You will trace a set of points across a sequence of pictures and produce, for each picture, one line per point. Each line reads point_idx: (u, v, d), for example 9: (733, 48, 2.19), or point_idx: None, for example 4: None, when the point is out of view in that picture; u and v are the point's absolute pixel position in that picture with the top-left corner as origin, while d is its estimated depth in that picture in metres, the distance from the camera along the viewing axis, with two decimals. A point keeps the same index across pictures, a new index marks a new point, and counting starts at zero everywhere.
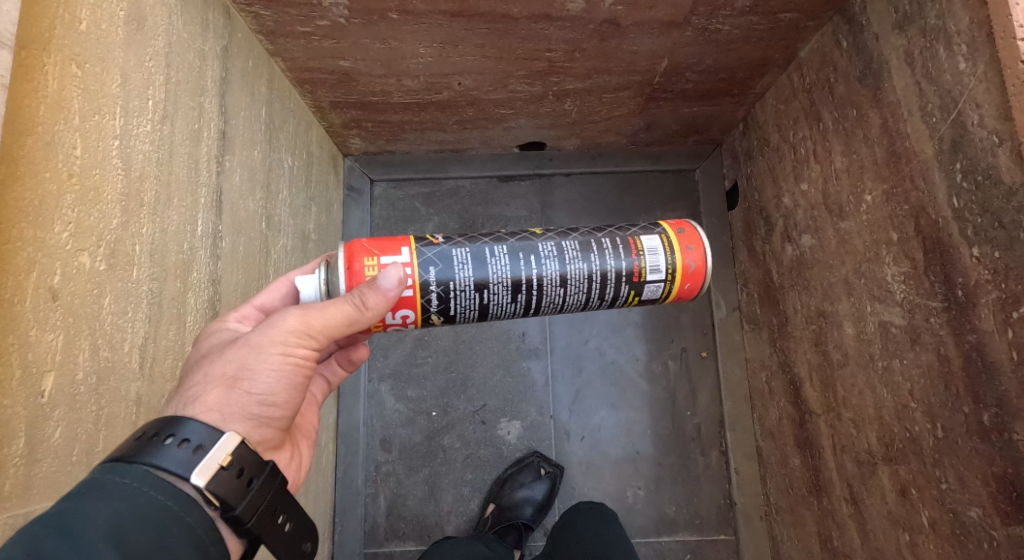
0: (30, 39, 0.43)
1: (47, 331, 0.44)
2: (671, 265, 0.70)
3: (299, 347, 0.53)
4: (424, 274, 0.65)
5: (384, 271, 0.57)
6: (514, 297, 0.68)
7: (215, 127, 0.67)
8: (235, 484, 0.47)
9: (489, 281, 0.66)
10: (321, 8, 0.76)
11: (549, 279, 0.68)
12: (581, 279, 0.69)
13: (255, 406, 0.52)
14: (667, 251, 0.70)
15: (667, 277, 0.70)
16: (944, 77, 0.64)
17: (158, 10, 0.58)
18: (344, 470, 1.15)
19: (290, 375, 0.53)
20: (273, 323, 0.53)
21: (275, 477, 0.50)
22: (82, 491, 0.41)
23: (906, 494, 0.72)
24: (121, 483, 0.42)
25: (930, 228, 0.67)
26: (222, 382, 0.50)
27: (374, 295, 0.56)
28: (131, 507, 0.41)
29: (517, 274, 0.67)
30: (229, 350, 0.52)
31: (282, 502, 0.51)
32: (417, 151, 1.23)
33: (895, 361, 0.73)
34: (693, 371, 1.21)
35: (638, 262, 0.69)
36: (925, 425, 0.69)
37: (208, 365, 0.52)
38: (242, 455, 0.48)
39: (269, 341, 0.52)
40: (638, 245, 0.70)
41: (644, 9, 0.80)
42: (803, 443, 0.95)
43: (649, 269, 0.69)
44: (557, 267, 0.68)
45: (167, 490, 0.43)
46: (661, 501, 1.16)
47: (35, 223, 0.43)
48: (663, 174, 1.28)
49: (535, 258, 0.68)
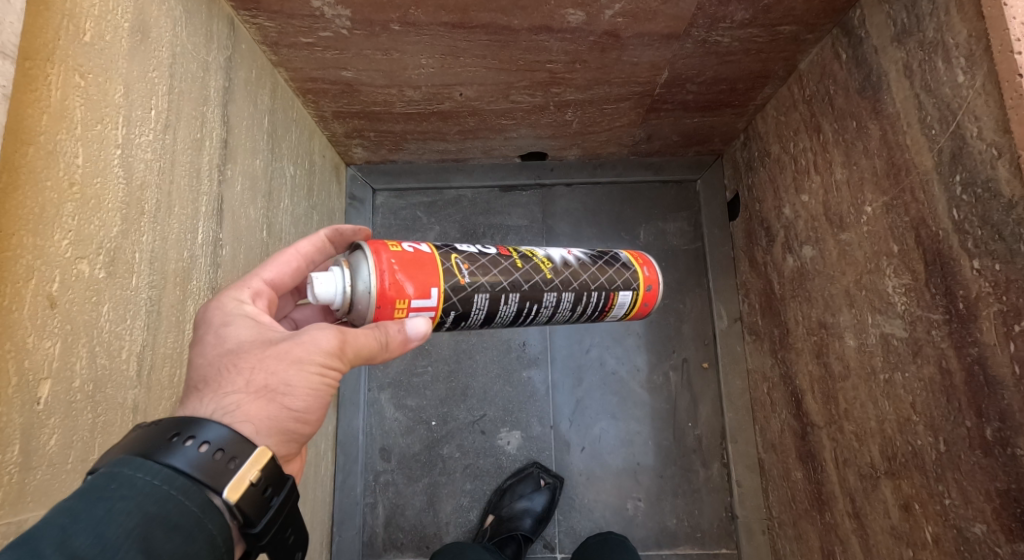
0: (32, 50, 0.44)
1: (45, 338, 0.44)
2: (631, 304, 0.80)
3: (335, 367, 0.53)
4: (444, 317, 0.67)
5: (413, 318, 0.60)
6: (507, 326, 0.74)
7: (218, 137, 0.68)
8: (256, 500, 0.46)
9: (493, 319, 0.72)
10: (324, 19, 0.77)
11: (541, 316, 0.75)
12: (562, 317, 0.77)
13: (290, 421, 0.51)
14: (632, 297, 0.80)
15: (626, 312, 0.81)
16: (943, 90, 0.64)
17: (163, 22, 0.58)
18: (343, 480, 1.14)
19: (324, 394, 0.52)
20: (312, 338, 0.52)
21: (291, 494, 0.50)
22: (113, 487, 0.41)
23: (909, 509, 0.71)
24: (152, 484, 0.42)
25: (930, 240, 0.67)
26: (262, 393, 0.49)
27: (396, 334, 0.58)
28: (160, 511, 0.41)
29: (518, 314, 0.73)
30: (270, 359, 0.51)
31: (293, 516, 0.51)
32: (419, 161, 1.24)
33: (896, 374, 0.73)
34: (695, 382, 1.21)
35: (611, 304, 0.79)
36: (927, 438, 0.68)
37: (247, 370, 0.50)
38: (271, 472, 0.48)
39: (308, 358, 0.51)
40: (613, 301, 0.79)
41: (644, 22, 0.81)
42: (805, 456, 0.94)
43: (616, 309, 0.80)
44: (551, 311, 0.75)
45: (195, 498, 0.43)
46: (662, 513, 1.15)
47: (34, 230, 0.43)
48: (665, 185, 1.29)
49: (538, 306, 0.73)
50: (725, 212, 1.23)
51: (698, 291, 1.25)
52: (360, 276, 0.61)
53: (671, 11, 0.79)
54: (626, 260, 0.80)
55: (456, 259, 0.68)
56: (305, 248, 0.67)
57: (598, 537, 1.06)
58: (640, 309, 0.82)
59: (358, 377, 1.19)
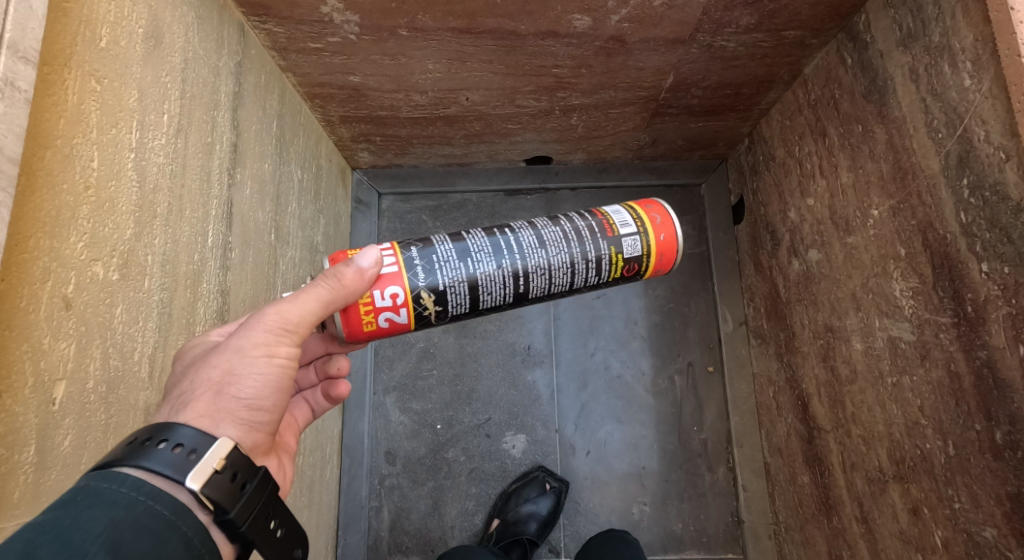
0: (51, 55, 0.44)
1: (60, 339, 0.44)
2: (638, 218, 0.74)
3: (280, 346, 0.53)
4: (406, 251, 0.66)
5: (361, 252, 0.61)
6: (503, 276, 0.68)
7: (228, 141, 0.68)
8: (229, 488, 0.46)
9: (469, 251, 0.68)
10: (332, 25, 0.78)
11: (527, 241, 0.70)
12: (558, 240, 0.70)
13: (244, 411, 0.51)
14: (629, 210, 0.74)
15: (639, 228, 0.73)
16: (949, 93, 0.65)
17: (175, 28, 0.59)
18: (348, 483, 1.14)
19: (276, 378, 0.53)
20: (247, 327, 0.53)
21: (267, 482, 0.49)
22: (80, 498, 0.40)
23: (918, 513, 0.71)
24: (119, 492, 0.41)
25: (938, 243, 0.67)
26: (208, 389, 0.50)
27: (349, 272, 0.59)
28: (129, 516, 0.40)
29: (496, 240, 0.69)
30: (213, 356, 0.51)
31: (274, 507, 0.50)
32: (425, 165, 1.24)
33: (904, 378, 0.72)
34: (700, 386, 1.21)
35: (608, 222, 0.73)
36: (936, 442, 0.68)
37: (195, 373, 0.51)
38: (236, 459, 0.47)
39: (251, 343, 0.52)
40: (600, 210, 0.74)
41: (650, 26, 0.81)
42: (811, 459, 0.94)
43: (620, 224, 0.73)
44: (532, 233, 0.71)
45: (164, 501, 0.42)
46: (667, 518, 1.15)
47: (51, 233, 0.44)
48: (669, 189, 1.29)
49: (511, 229, 0.71)
50: (731, 216, 1.23)
51: (703, 295, 1.25)
52: None
53: (677, 16, 0.79)
54: None
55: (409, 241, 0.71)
56: None
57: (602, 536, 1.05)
58: (654, 221, 0.74)
59: (364, 380, 1.18)
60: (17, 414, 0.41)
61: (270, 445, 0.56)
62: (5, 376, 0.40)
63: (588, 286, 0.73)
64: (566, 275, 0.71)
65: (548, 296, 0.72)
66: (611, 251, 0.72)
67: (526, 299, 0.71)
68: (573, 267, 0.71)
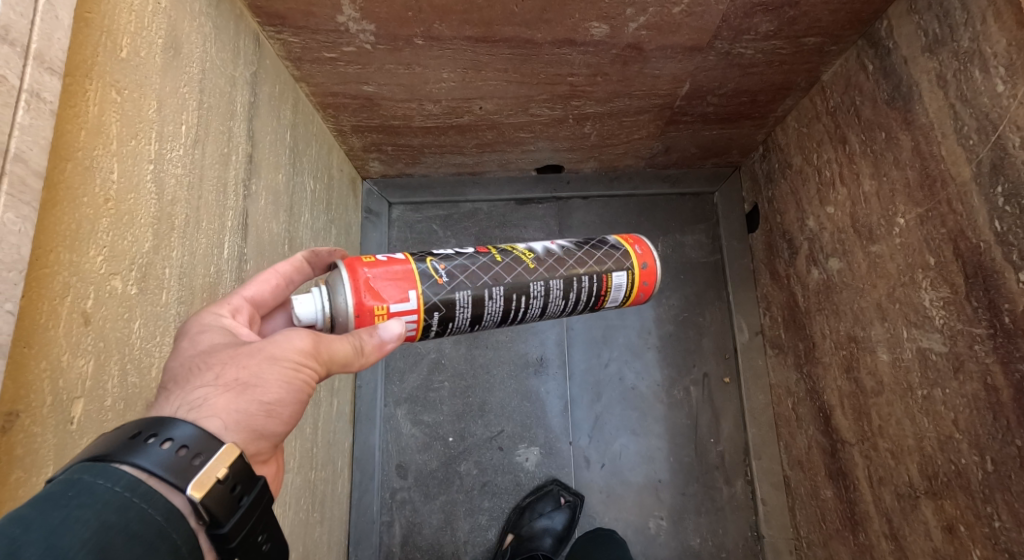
0: (75, 66, 0.44)
1: (79, 356, 0.43)
2: (626, 296, 0.76)
3: (308, 369, 0.50)
4: (428, 318, 0.64)
5: (387, 323, 0.58)
6: (498, 325, 0.71)
7: (243, 151, 0.67)
8: (226, 499, 0.43)
9: (483, 316, 0.68)
10: (348, 34, 0.77)
11: (532, 311, 0.71)
12: (556, 311, 0.73)
13: (261, 416, 0.48)
14: (628, 286, 0.75)
15: (619, 303, 0.77)
16: (981, 100, 0.64)
17: (194, 38, 0.58)
18: (359, 498, 1.11)
19: (297, 394, 0.50)
20: (285, 335, 0.50)
21: (264, 494, 0.46)
22: (70, 495, 0.37)
23: (953, 531, 0.69)
24: (112, 491, 0.38)
25: (971, 252, 0.65)
26: (232, 387, 0.47)
27: (371, 341, 0.56)
28: (121, 520, 0.37)
29: (508, 307, 0.69)
30: (244, 354, 0.48)
31: (266, 520, 0.47)
32: (436, 175, 1.23)
33: (936, 390, 0.71)
34: (716, 397, 1.19)
35: (604, 296, 0.74)
36: (973, 457, 0.66)
37: (219, 365, 0.48)
38: (239, 469, 0.44)
39: (284, 351, 0.49)
40: (608, 283, 0.73)
41: (667, 34, 0.81)
42: (835, 473, 0.92)
43: (610, 299, 0.75)
44: (540, 302, 0.70)
45: (159, 506, 0.39)
46: (685, 533, 1.13)
47: (71, 247, 0.43)
48: (681, 198, 1.28)
49: (526, 298, 0.69)
50: (745, 225, 1.21)
51: (718, 304, 1.23)
52: (337, 292, 0.60)
53: (696, 23, 0.78)
54: (615, 243, 0.75)
55: (432, 261, 0.65)
56: (284, 268, 0.63)
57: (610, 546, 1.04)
58: (635, 299, 0.77)
59: (375, 392, 1.17)
60: (35, 434, 0.40)
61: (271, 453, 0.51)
62: (24, 395, 0.39)
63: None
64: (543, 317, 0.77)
65: None
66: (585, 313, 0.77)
67: None
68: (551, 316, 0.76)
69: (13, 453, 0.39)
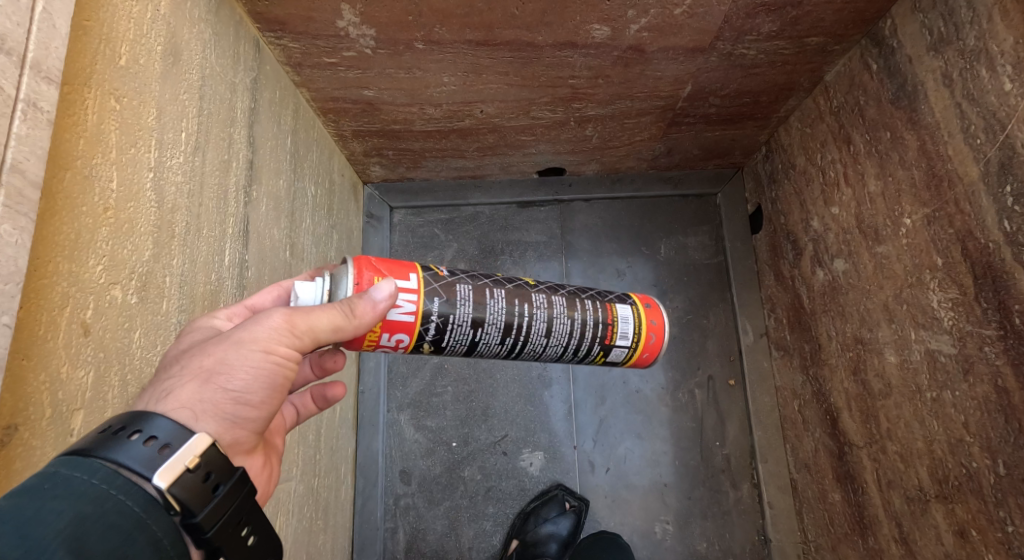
0: (73, 75, 0.43)
1: (78, 367, 0.43)
2: (637, 335, 0.74)
3: (279, 353, 0.49)
4: (429, 302, 0.63)
5: (378, 284, 0.55)
6: (503, 338, 0.67)
7: (244, 158, 0.67)
8: (199, 489, 0.41)
9: (485, 318, 0.66)
10: (348, 39, 0.77)
11: (537, 328, 0.69)
12: (563, 336, 0.70)
13: (230, 404, 0.47)
14: (636, 321, 0.74)
15: (631, 345, 0.74)
16: (988, 98, 0.64)
17: (193, 45, 0.58)
18: (362, 504, 1.11)
19: (269, 379, 0.49)
20: (254, 322, 0.49)
21: (244, 484, 0.45)
22: (47, 487, 0.36)
23: (965, 535, 0.68)
24: (90, 483, 0.38)
25: (979, 253, 0.65)
26: (197, 376, 0.46)
27: (363, 304, 0.54)
28: (97, 511, 0.37)
29: (511, 316, 0.67)
30: (212, 345, 0.48)
31: (248, 512, 0.45)
32: (438, 179, 1.22)
33: (945, 393, 0.70)
34: (721, 400, 1.18)
35: (611, 325, 0.72)
36: (984, 460, 0.65)
37: (186, 358, 0.47)
38: (211, 458, 0.43)
39: (252, 338, 0.48)
40: (613, 311, 0.73)
41: (669, 36, 0.80)
42: (843, 476, 0.91)
43: (619, 333, 0.73)
44: (545, 319, 0.69)
45: (135, 496, 0.39)
46: (691, 537, 1.12)
47: (70, 256, 0.42)
48: (684, 199, 1.27)
49: (529, 307, 0.68)
50: (748, 225, 1.20)
51: (722, 306, 1.22)
52: (339, 284, 0.59)
53: (697, 25, 0.78)
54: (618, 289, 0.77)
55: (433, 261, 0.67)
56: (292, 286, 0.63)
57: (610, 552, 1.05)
58: (647, 342, 0.75)
59: (377, 398, 1.16)
60: (35, 447, 0.40)
61: (254, 446, 0.52)
62: (23, 408, 0.39)
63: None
64: (549, 360, 0.73)
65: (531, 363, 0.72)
66: (597, 353, 0.73)
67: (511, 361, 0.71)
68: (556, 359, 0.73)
69: (11, 467, 0.38)
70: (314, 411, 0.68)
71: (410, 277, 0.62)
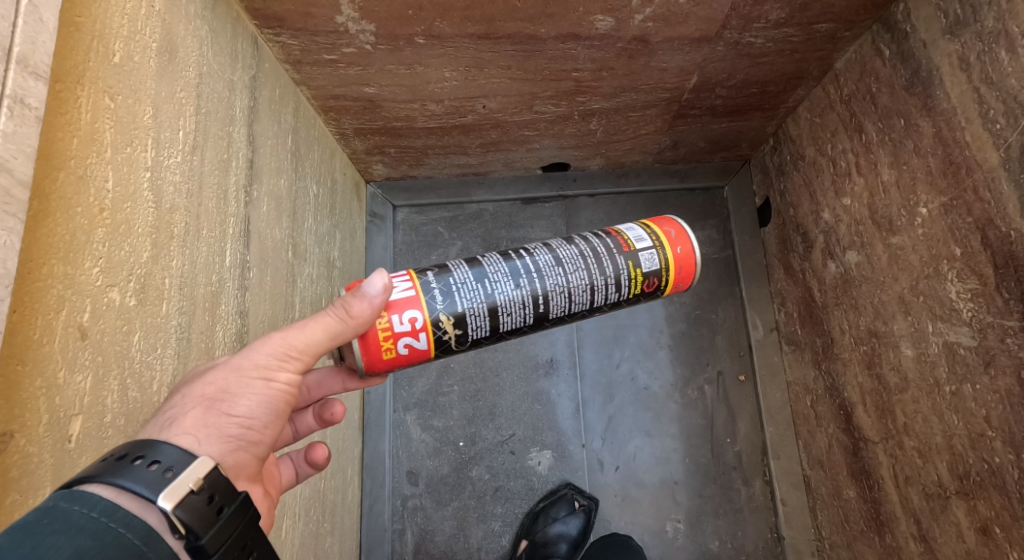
0: (64, 72, 0.42)
1: (76, 372, 0.42)
2: (654, 234, 0.70)
3: (281, 371, 0.50)
4: (423, 276, 0.63)
5: (370, 277, 0.54)
6: (516, 282, 0.64)
7: (244, 157, 0.66)
8: (203, 511, 0.41)
9: (487, 273, 0.64)
10: (347, 35, 0.75)
11: (545, 262, 0.66)
12: (577, 257, 0.67)
13: (235, 429, 0.48)
14: (644, 227, 0.70)
15: (654, 243, 0.69)
16: (1008, 81, 0.62)
17: (189, 41, 0.57)
18: (369, 506, 1.10)
19: (272, 400, 0.50)
20: (252, 347, 0.50)
21: (248, 507, 0.44)
22: (45, 522, 0.34)
23: (988, 532, 0.67)
24: (89, 517, 0.36)
25: (1000, 242, 0.63)
26: (200, 403, 0.46)
27: (359, 304, 0.53)
28: (96, 546, 0.35)
29: (511, 259, 0.65)
30: (212, 372, 0.49)
31: (253, 537, 0.44)
32: (440, 176, 1.21)
33: (965, 386, 0.68)
34: (731, 396, 1.16)
35: (622, 238, 0.69)
36: (1006, 455, 0.63)
37: (188, 386, 0.48)
38: (215, 480, 0.42)
39: (252, 363, 0.49)
40: (614, 228, 0.70)
41: (676, 25, 0.78)
42: (858, 472, 0.90)
43: (635, 239, 0.69)
44: (547, 254, 0.66)
45: (136, 528, 0.37)
46: (703, 535, 1.10)
47: (65, 259, 0.41)
48: (691, 193, 1.25)
49: (525, 251, 0.67)
50: (757, 219, 1.18)
51: (731, 300, 1.20)
52: None
53: (703, 13, 0.76)
54: None
55: None
56: None
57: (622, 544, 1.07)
58: (669, 233, 0.70)
59: (384, 399, 1.15)
60: (31, 454, 0.39)
61: (257, 471, 0.51)
62: (18, 414, 0.38)
63: (608, 305, 0.69)
64: (585, 295, 0.67)
65: (569, 305, 0.66)
66: (628, 267, 0.68)
67: (546, 308, 0.65)
68: (591, 293, 0.67)
69: (8, 475, 0.37)
70: (314, 470, 0.67)
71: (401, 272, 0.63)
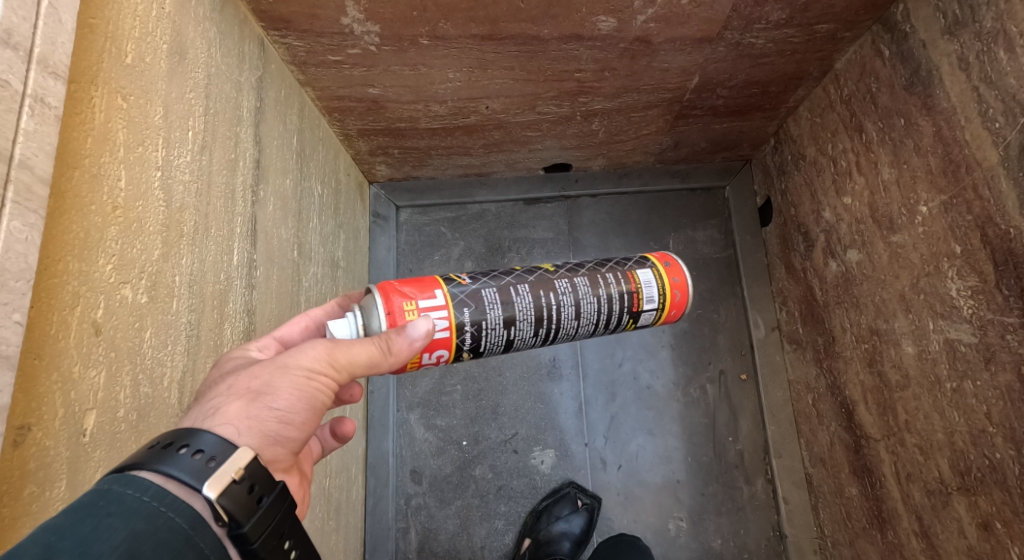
0: (79, 73, 0.43)
1: (90, 367, 0.43)
2: (663, 296, 0.71)
3: (322, 377, 0.50)
4: (459, 314, 0.62)
5: (415, 321, 0.56)
6: (536, 331, 0.66)
7: (251, 156, 0.67)
8: (245, 500, 0.41)
9: (516, 318, 0.65)
10: (352, 36, 0.76)
11: (567, 314, 0.67)
12: (592, 314, 0.69)
13: (272, 423, 0.47)
14: (658, 283, 0.71)
15: (658, 308, 0.72)
16: (1007, 81, 0.63)
17: (198, 43, 0.58)
18: (373, 504, 1.11)
19: (308, 403, 0.49)
20: (300, 348, 0.50)
21: (286, 497, 0.44)
22: (101, 504, 0.36)
23: (989, 528, 0.67)
24: (141, 500, 0.37)
25: (999, 239, 0.64)
26: (244, 395, 0.46)
27: (401, 341, 0.54)
28: (149, 528, 0.36)
29: (539, 307, 0.66)
30: (259, 367, 0.48)
31: (290, 525, 0.44)
32: (443, 176, 1.22)
33: (966, 383, 0.69)
34: (733, 395, 1.17)
35: (636, 293, 0.70)
36: (1008, 451, 0.64)
37: (235, 377, 0.48)
38: (255, 471, 0.42)
39: (297, 364, 0.49)
40: (635, 278, 0.70)
41: (677, 25, 0.79)
42: (859, 470, 0.90)
43: (645, 299, 0.71)
44: (572, 304, 0.67)
45: (184, 513, 0.38)
46: (705, 534, 1.11)
47: (80, 255, 0.42)
48: (692, 192, 1.26)
49: (554, 296, 0.67)
50: (758, 218, 1.19)
51: (733, 299, 1.21)
52: (371, 313, 0.59)
53: (705, 14, 0.77)
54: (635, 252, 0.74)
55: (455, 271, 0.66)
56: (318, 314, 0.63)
57: (628, 542, 1.05)
58: (673, 299, 0.72)
59: (387, 399, 1.16)
60: (48, 447, 0.39)
61: (291, 464, 0.50)
62: (36, 408, 0.38)
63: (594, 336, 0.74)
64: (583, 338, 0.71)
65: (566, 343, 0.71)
66: (628, 322, 0.71)
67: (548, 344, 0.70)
68: (594, 332, 0.71)
69: (25, 468, 0.38)
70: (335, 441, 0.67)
71: (436, 294, 0.62)
